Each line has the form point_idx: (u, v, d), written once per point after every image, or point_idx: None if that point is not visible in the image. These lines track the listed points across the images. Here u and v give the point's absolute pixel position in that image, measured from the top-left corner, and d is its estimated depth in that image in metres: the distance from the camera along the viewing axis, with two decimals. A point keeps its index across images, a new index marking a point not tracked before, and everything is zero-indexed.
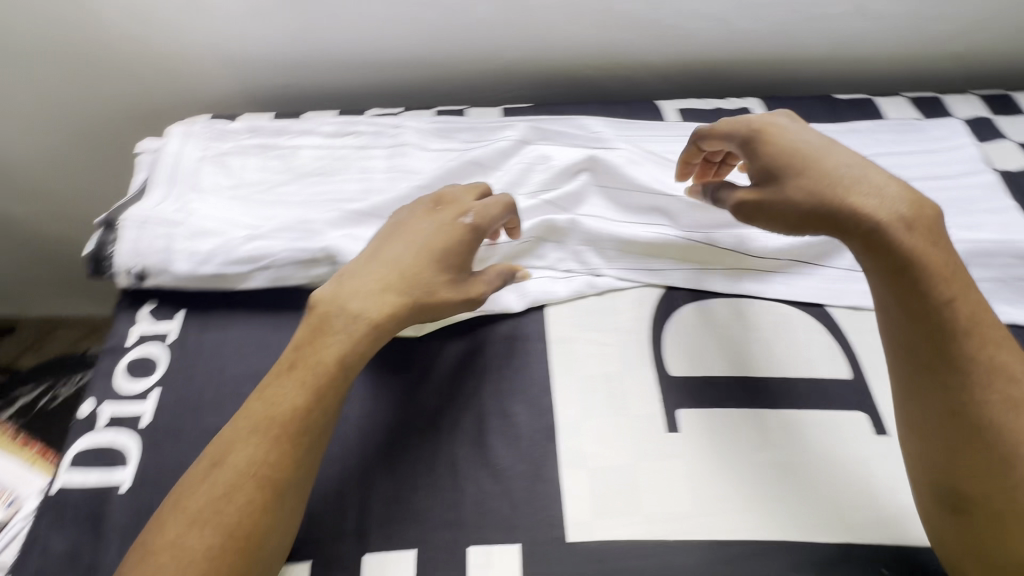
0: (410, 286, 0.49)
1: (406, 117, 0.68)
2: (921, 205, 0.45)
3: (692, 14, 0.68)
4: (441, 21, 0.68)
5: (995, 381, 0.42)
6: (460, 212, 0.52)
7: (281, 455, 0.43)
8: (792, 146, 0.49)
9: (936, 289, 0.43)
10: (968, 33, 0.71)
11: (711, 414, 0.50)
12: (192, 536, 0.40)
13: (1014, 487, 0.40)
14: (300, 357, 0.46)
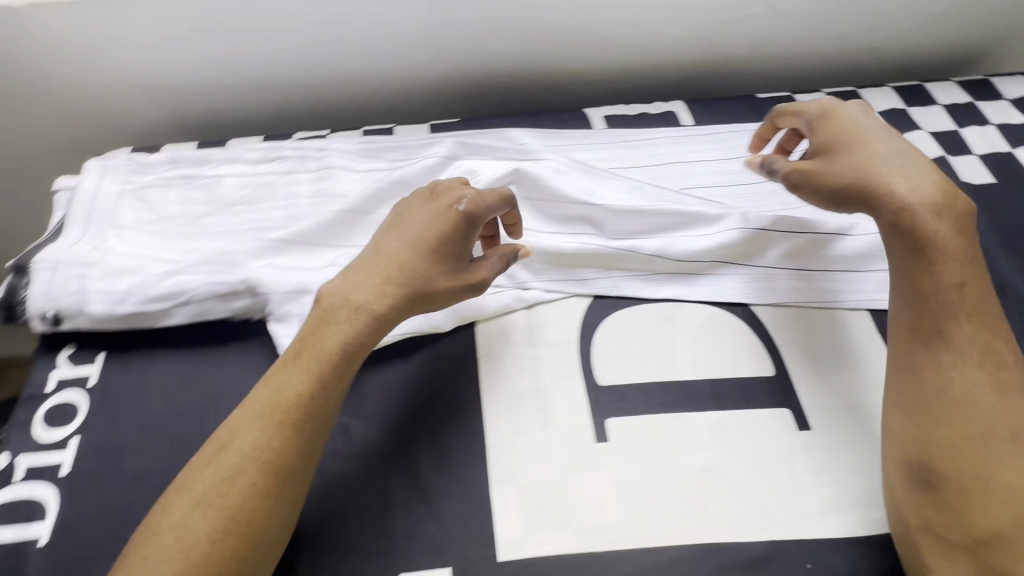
0: (408, 271, 0.48)
1: (333, 140, 0.68)
2: (954, 196, 0.48)
3: (611, 23, 0.69)
4: (362, 37, 0.67)
5: (974, 349, 0.45)
6: (454, 200, 0.51)
7: (284, 445, 0.43)
8: (855, 131, 0.52)
9: (952, 269, 0.46)
10: (875, 33, 0.73)
11: (639, 413, 0.51)
12: (196, 517, 0.40)
13: (978, 455, 0.42)
14: (307, 341, 0.47)
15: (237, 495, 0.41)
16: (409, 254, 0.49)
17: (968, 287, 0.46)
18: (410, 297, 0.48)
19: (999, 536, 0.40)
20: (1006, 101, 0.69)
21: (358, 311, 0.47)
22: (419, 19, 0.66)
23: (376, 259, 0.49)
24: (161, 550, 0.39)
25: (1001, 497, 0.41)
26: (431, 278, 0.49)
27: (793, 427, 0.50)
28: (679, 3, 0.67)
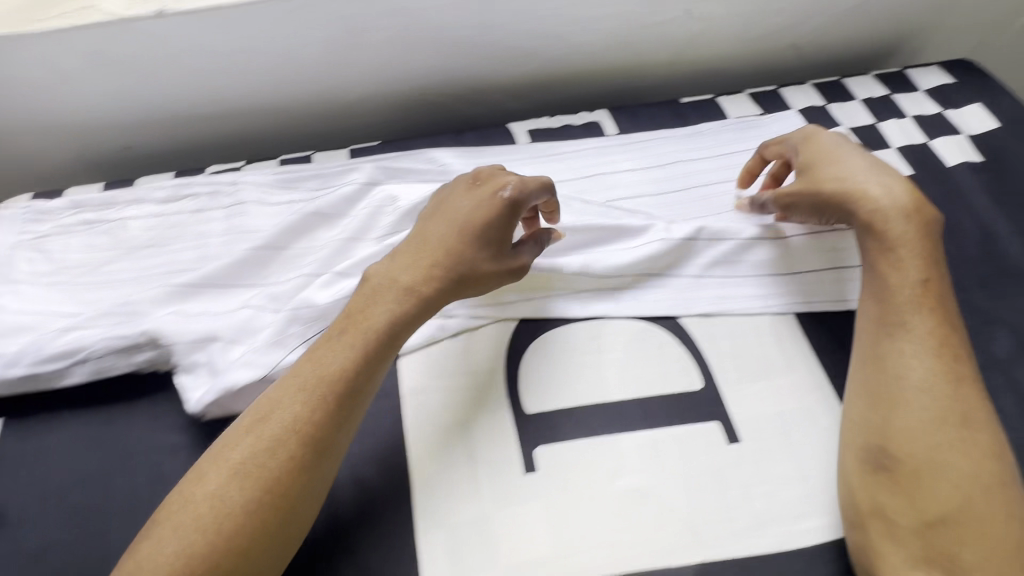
0: (453, 256, 0.49)
1: (247, 172, 0.65)
2: (922, 204, 0.50)
3: (528, 34, 0.68)
4: (269, 63, 0.65)
5: (931, 337, 0.45)
6: (498, 188, 0.51)
7: (321, 423, 0.43)
8: (832, 146, 0.54)
9: (918, 266, 0.48)
10: (791, 33, 0.74)
11: (567, 440, 0.49)
12: (234, 487, 0.40)
13: (932, 440, 0.42)
14: (353, 320, 0.47)
15: (274, 467, 0.41)
16: (454, 240, 0.50)
17: (925, 279, 0.47)
18: (455, 283, 0.49)
19: (945, 518, 0.41)
20: (921, 93, 0.70)
21: (405, 292, 0.48)
22: (329, 42, 0.64)
23: (423, 243, 0.50)
24: (194, 518, 0.39)
25: (950, 481, 0.41)
26: (474, 264, 0.50)
27: (723, 441, 0.49)
28: (591, 12, 0.66)
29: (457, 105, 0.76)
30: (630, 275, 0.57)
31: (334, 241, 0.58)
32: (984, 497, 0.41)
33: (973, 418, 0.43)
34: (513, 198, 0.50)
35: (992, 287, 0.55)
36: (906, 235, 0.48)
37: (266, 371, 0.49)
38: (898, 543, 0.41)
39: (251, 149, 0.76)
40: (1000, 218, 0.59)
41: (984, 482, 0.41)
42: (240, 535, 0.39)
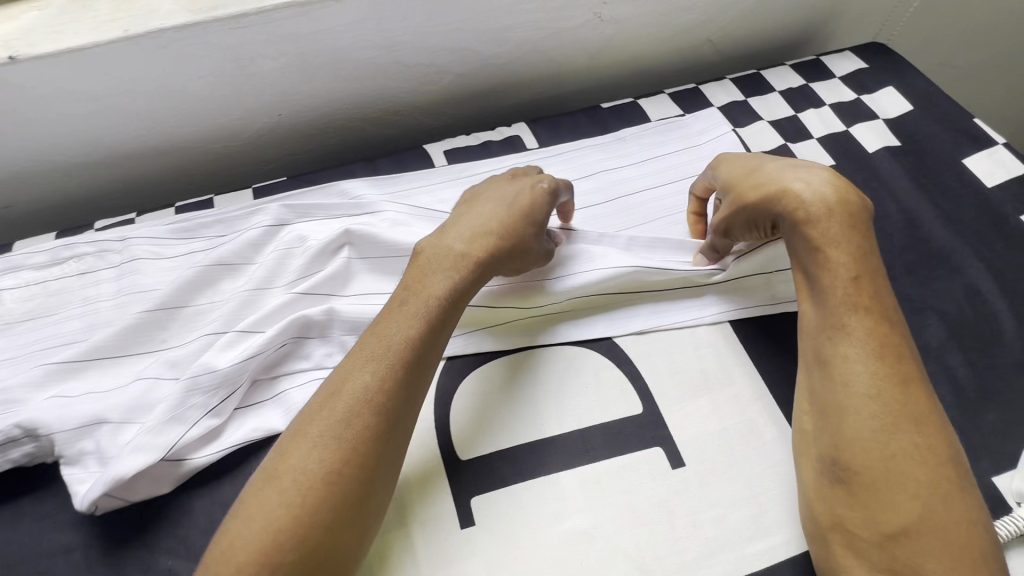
0: (500, 228, 0.49)
1: (139, 224, 0.59)
2: (847, 193, 0.47)
3: (434, 51, 0.64)
4: (153, 104, 0.59)
5: (872, 338, 0.42)
6: (539, 178, 0.53)
7: (393, 392, 0.42)
8: (750, 157, 0.53)
9: (846, 263, 0.44)
10: (705, 28, 0.72)
11: (505, 486, 0.46)
12: (316, 458, 0.39)
13: (886, 449, 0.40)
14: (412, 288, 0.47)
15: (350, 437, 0.40)
16: (499, 214, 0.50)
17: (858, 275, 0.44)
18: (508, 251, 0.49)
19: (906, 531, 0.38)
20: (837, 79, 0.70)
21: (459, 260, 0.47)
22: (216, 76, 0.59)
23: (470, 217, 0.50)
24: (279, 493, 0.39)
25: (907, 490, 0.39)
26: (522, 234, 0.49)
27: (667, 467, 0.46)
28: (498, 23, 0.63)
29: (371, 128, 0.72)
30: (562, 301, 0.53)
31: (238, 293, 0.53)
32: (943, 504, 0.38)
33: (924, 419, 0.41)
34: (551, 186, 0.52)
35: (919, 273, 0.55)
36: (833, 230, 0.45)
37: (164, 452, 0.44)
38: (862, 558, 0.39)
39: (150, 195, 0.70)
40: (921, 202, 0.59)
41: (941, 487, 0.39)
42: (324, 507, 0.38)
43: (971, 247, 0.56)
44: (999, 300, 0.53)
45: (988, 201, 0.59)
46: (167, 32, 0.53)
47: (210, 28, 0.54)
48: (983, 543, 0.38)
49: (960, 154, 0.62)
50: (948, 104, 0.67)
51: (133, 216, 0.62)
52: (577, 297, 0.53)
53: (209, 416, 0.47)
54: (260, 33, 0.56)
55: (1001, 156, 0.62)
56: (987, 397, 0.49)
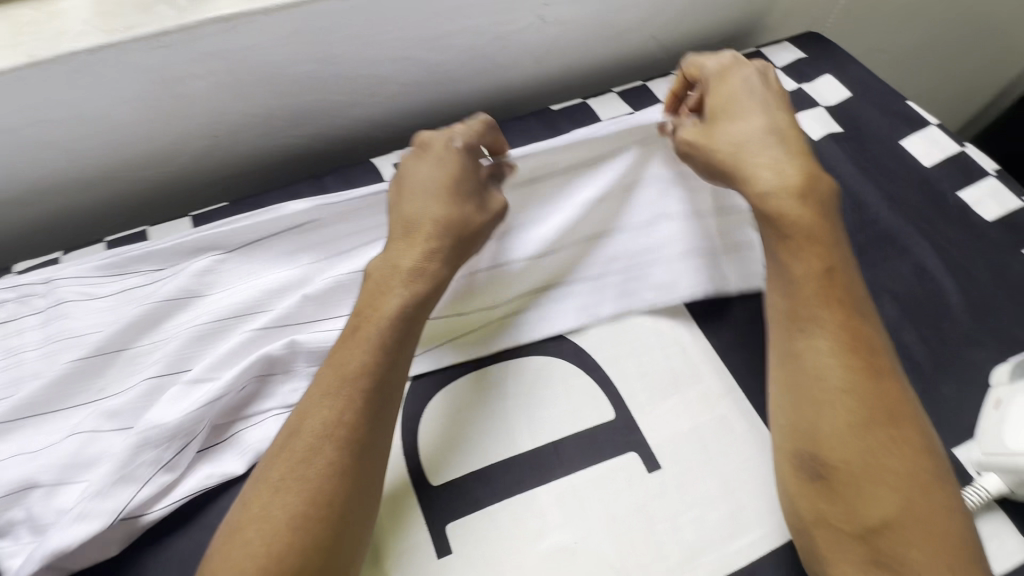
0: (442, 228, 0.47)
1: (65, 263, 0.55)
2: (815, 180, 0.47)
3: (375, 61, 0.62)
4: (71, 133, 0.55)
5: (842, 332, 0.43)
6: (449, 138, 0.49)
7: (354, 424, 0.41)
8: (738, 95, 0.50)
9: (811, 257, 0.45)
10: (649, 26, 0.73)
11: (482, 508, 0.44)
12: (277, 504, 0.38)
13: (862, 442, 0.41)
14: (365, 314, 0.45)
15: (315, 477, 0.39)
16: (439, 211, 0.47)
17: (825, 272, 0.45)
18: (455, 243, 0.47)
19: (888, 523, 0.39)
20: (778, 70, 0.72)
21: (408, 277, 0.46)
22: (140, 99, 0.55)
23: (405, 222, 0.47)
24: (244, 543, 0.37)
25: (886, 482, 0.39)
26: (465, 223, 0.48)
27: (643, 472, 0.46)
28: (440, 30, 0.61)
29: (317, 143, 0.69)
30: (509, 301, 0.53)
31: (185, 334, 0.49)
32: (922, 495, 0.39)
33: (897, 411, 0.42)
34: (465, 144, 0.49)
35: (870, 255, 0.57)
36: (804, 221, 0.46)
37: (111, 517, 0.42)
38: (847, 552, 0.40)
39: (80, 230, 0.65)
40: (866, 185, 0.61)
41: (920, 478, 0.39)
42: (293, 554, 0.36)
43: (916, 226, 0.58)
44: (945, 275, 0.55)
45: (927, 180, 0.61)
46: (79, 55, 0.49)
47: (128, 49, 0.50)
48: (962, 531, 0.38)
49: (898, 137, 0.65)
50: (884, 88, 0.69)
51: (58, 255, 0.57)
52: (520, 294, 0.53)
53: (162, 472, 0.44)
54: (185, 51, 0.52)
55: (935, 137, 0.64)
56: (942, 371, 0.50)
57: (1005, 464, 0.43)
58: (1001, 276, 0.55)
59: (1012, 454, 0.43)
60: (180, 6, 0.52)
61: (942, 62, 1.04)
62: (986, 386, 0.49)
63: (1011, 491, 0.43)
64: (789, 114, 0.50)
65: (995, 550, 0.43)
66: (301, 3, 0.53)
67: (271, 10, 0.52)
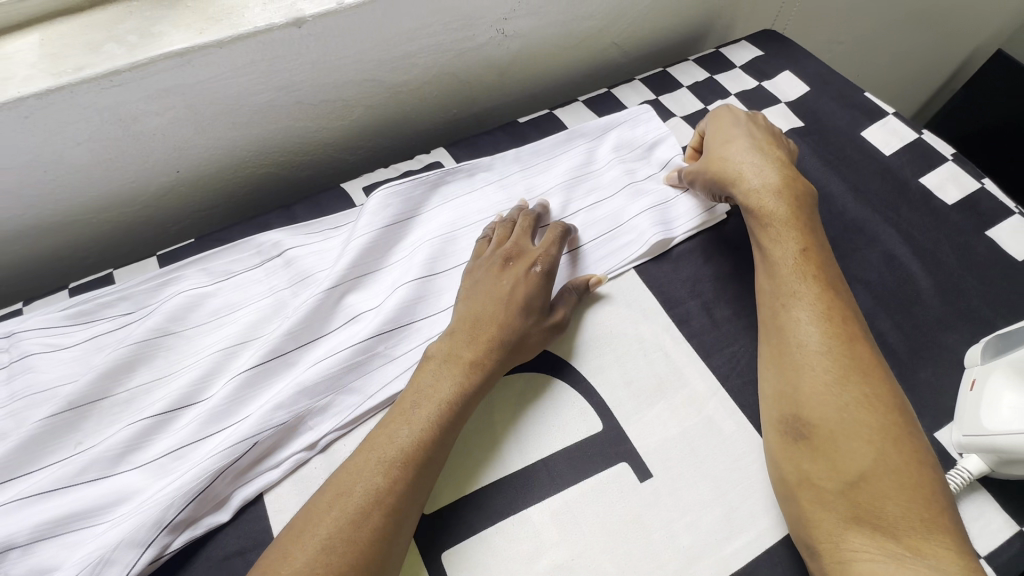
0: (504, 332, 0.48)
1: (28, 314, 0.53)
2: (793, 181, 0.54)
3: (338, 86, 0.61)
4: (24, 180, 0.53)
5: (820, 302, 0.47)
6: (533, 260, 0.52)
7: (399, 496, 0.40)
8: (732, 128, 0.58)
9: (786, 238, 0.50)
10: (608, 32, 0.73)
11: (477, 533, 0.44)
12: (321, 561, 0.37)
13: (840, 400, 0.42)
14: (423, 393, 0.45)
15: (362, 539, 0.38)
16: (505, 316, 0.49)
17: (799, 254, 0.49)
18: (507, 351, 0.48)
19: (865, 476, 0.40)
20: (737, 69, 0.73)
21: (469, 367, 0.46)
22: (99, 139, 0.53)
23: (471, 321, 0.49)
24: None
25: (862, 437, 0.41)
26: (523, 334, 0.49)
27: (636, 481, 0.46)
28: (400, 50, 0.61)
29: (286, 171, 0.68)
30: None
31: (177, 389, 0.48)
32: (895, 448, 0.41)
33: (871, 372, 0.44)
34: (546, 269, 0.52)
35: (841, 246, 0.58)
36: (782, 211, 0.51)
37: None
38: (828, 509, 0.40)
39: (41, 279, 0.63)
40: (831, 178, 0.62)
41: (895, 433, 0.41)
42: None
43: (880, 215, 0.59)
44: (912, 261, 0.56)
45: (888, 168, 0.63)
46: (28, 100, 0.47)
47: (79, 91, 0.49)
48: (932, 482, 0.40)
49: (858, 128, 0.66)
50: (841, 81, 0.70)
51: (20, 306, 0.55)
52: None
53: (165, 534, 0.42)
54: (138, 89, 0.51)
55: (893, 125, 0.66)
56: (918, 356, 0.51)
57: (985, 445, 0.44)
58: (965, 259, 0.56)
59: (991, 435, 0.43)
60: (131, 43, 0.50)
61: (894, 50, 1.07)
62: (960, 368, 0.51)
63: (992, 470, 0.44)
64: (779, 147, 0.57)
65: (981, 530, 0.44)
66: (255, 33, 0.52)
67: (225, 41, 0.51)
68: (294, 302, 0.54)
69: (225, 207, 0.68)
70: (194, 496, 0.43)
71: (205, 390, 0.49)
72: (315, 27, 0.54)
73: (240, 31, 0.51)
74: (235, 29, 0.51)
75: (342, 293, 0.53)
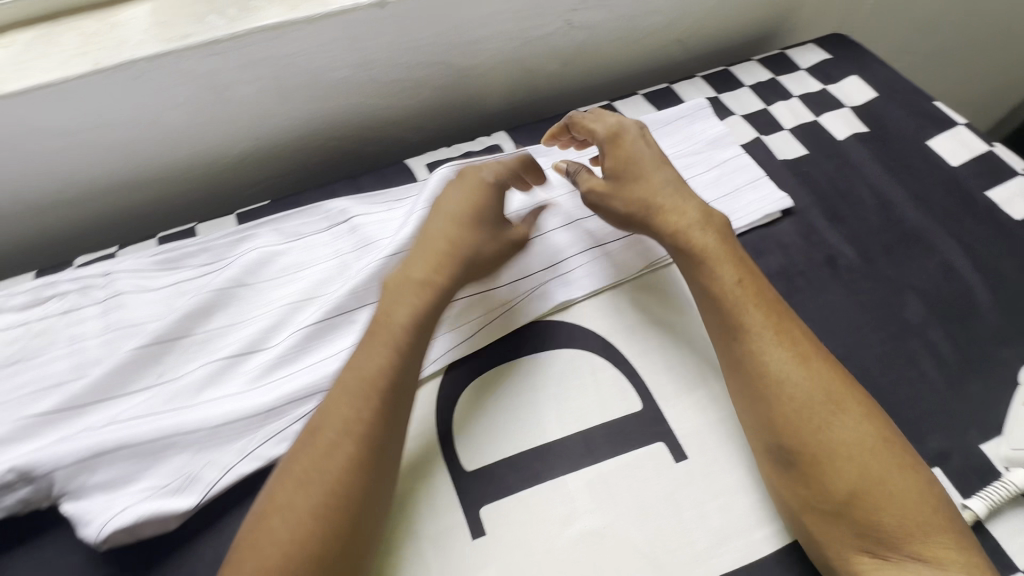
0: (454, 243, 0.51)
1: (122, 257, 0.59)
2: (709, 214, 0.53)
3: (411, 67, 0.64)
4: (126, 136, 0.58)
5: (770, 328, 0.47)
6: (481, 173, 0.56)
7: (368, 424, 0.42)
8: (636, 157, 0.56)
9: (721, 275, 0.50)
10: (674, 28, 0.74)
11: (516, 493, 0.46)
12: (299, 492, 0.39)
13: (812, 421, 0.43)
14: (379, 321, 0.47)
15: (337, 469, 0.40)
16: (455, 229, 0.52)
17: (738, 278, 0.50)
18: (457, 261, 0.51)
19: (857, 494, 0.41)
20: (802, 71, 0.73)
21: (422, 287, 0.49)
22: (193, 103, 0.58)
23: (423, 239, 0.52)
24: (280, 536, 0.38)
25: (843, 455, 0.42)
26: (473, 244, 0.52)
27: (670, 461, 0.47)
28: (472, 35, 0.64)
29: (354, 145, 0.72)
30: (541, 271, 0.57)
31: (250, 335, 0.52)
32: (874, 460, 0.41)
33: (832, 385, 0.44)
34: (494, 181, 0.56)
35: (897, 253, 0.57)
36: (712, 248, 0.51)
37: (201, 498, 0.45)
38: (832, 528, 0.41)
39: (131, 229, 0.69)
40: (892, 186, 0.62)
41: (869, 442, 0.42)
42: (314, 521, 0.38)
43: (941, 224, 0.59)
44: (971, 274, 0.55)
45: (955, 179, 0.62)
46: (138, 63, 0.53)
47: (183, 57, 0.54)
48: (917, 483, 0.41)
49: (925, 137, 0.65)
50: (911, 88, 0.69)
51: (114, 250, 0.61)
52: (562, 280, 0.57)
53: (243, 462, 0.46)
54: (233, 58, 0.56)
55: (963, 137, 0.64)
56: (970, 368, 0.51)
57: None
58: None
59: None
60: (230, 16, 0.55)
61: (969, 63, 1.03)
62: (1015, 384, 0.50)
63: None
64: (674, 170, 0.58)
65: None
66: (342, 11, 0.56)
67: (315, 18, 0.55)
68: (356, 265, 0.57)
69: (297, 174, 0.72)
70: (266, 434, 0.48)
71: (272, 338, 0.53)
72: (396, 9, 0.57)
73: (329, 9, 0.55)
74: (325, 8, 0.55)
75: None
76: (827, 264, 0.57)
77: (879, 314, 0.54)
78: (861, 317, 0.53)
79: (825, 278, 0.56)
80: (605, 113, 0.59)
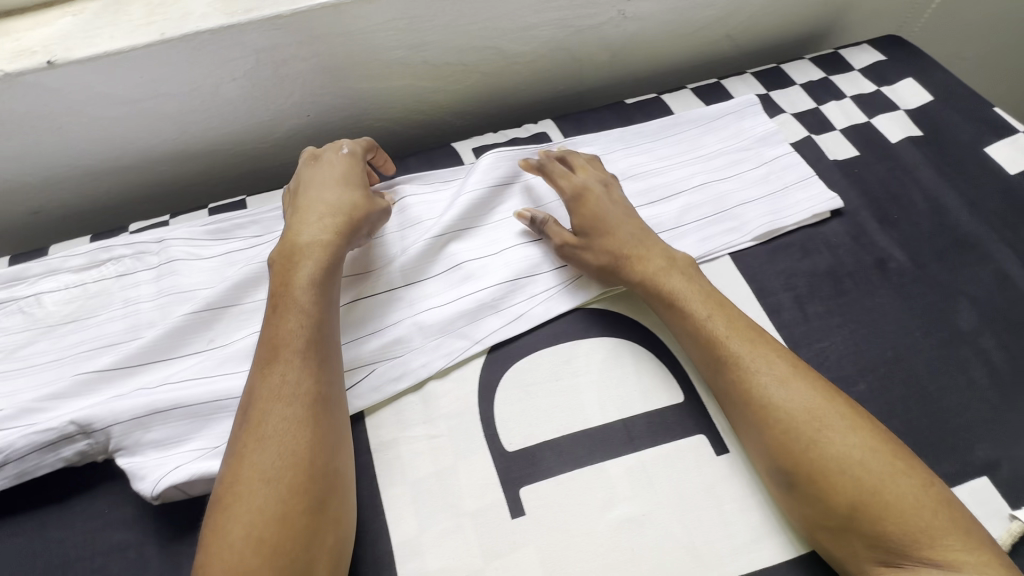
0: (332, 206, 0.52)
1: (174, 225, 0.60)
2: (673, 256, 0.54)
3: (462, 50, 0.65)
4: (183, 106, 0.59)
5: (752, 350, 0.46)
6: (337, 147, 0.57)
7: (291, 389, 0.42)
8: (603, 215, 0.56)
9: (693, 308, 0.50)
10: (726, 23, 0.73)
11: (556, 476, 0.47)
12: (245, 465, 0.39)
13: (799, 437, 0.42)
14: (280, 288, 0.47)
15: (275, 437, 0.40)
16: (332, 194, 0.53)
17: (709, 307, 0.50)
18: (337, 220, 0.51)
19: (858, 506, 0.40)
20: (856, 72, 0.71)
21: (317, 249, 0.49)
22: (250, 77, 0.59)
23: (303, 208, 0.52)
24: (245, 506, 0.38)
25: (837, 468, 0.41)
26: (350, 206, 0.53)
27: (711, 453, 0.47)
28: (525, 22, 0.64)
29: (399, 126, 0.73)
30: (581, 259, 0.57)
31: None
32: (862, 468, 0.41)
33: (814, 400, 0.44)
34: (352, 149, 0.57)
35: (949, 260, 0.56)
36: (688, 289, 0.51)
37: None
38: (844, 542, 0.41)
39: (180, 199, 0.71)
40: (946, 191, 0.60)
41: (859, 454, 0.41)
42: (269, 489, 0.39)
43: (996, 233, 0.57)
44: None
45: (1012, 187, 0.60)
46: (201, 35, 0.54)
47: (245, 30, 0.54)
48: (911, 487, 0.40)
49: (982, 143, 0.63)
50: (968, 93, 0.68)
51: (167, 218, 0.62)
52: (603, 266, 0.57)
53: None
54: (292, 34, 0.56)
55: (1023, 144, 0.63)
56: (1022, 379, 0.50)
57: None
58: None
59: None
60: None
61: None
62: None
63: None
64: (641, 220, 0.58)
65: None
66: None
67: None
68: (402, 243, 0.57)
69: None
70: None
71: None
72: None
73: None
74: None
75: (447, 242, 0.57)
76: (876, 267, 0.56)
77: (928, 320, 0.53)
78: (910, 322, 0.53)
79: (873, 281, 0.55)
80: (573, 166, 0.59)
